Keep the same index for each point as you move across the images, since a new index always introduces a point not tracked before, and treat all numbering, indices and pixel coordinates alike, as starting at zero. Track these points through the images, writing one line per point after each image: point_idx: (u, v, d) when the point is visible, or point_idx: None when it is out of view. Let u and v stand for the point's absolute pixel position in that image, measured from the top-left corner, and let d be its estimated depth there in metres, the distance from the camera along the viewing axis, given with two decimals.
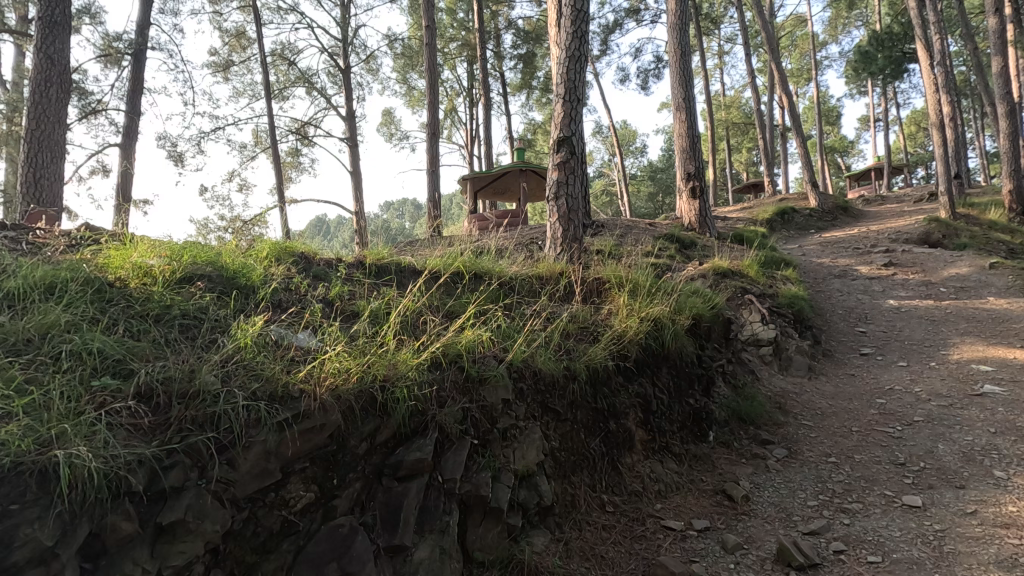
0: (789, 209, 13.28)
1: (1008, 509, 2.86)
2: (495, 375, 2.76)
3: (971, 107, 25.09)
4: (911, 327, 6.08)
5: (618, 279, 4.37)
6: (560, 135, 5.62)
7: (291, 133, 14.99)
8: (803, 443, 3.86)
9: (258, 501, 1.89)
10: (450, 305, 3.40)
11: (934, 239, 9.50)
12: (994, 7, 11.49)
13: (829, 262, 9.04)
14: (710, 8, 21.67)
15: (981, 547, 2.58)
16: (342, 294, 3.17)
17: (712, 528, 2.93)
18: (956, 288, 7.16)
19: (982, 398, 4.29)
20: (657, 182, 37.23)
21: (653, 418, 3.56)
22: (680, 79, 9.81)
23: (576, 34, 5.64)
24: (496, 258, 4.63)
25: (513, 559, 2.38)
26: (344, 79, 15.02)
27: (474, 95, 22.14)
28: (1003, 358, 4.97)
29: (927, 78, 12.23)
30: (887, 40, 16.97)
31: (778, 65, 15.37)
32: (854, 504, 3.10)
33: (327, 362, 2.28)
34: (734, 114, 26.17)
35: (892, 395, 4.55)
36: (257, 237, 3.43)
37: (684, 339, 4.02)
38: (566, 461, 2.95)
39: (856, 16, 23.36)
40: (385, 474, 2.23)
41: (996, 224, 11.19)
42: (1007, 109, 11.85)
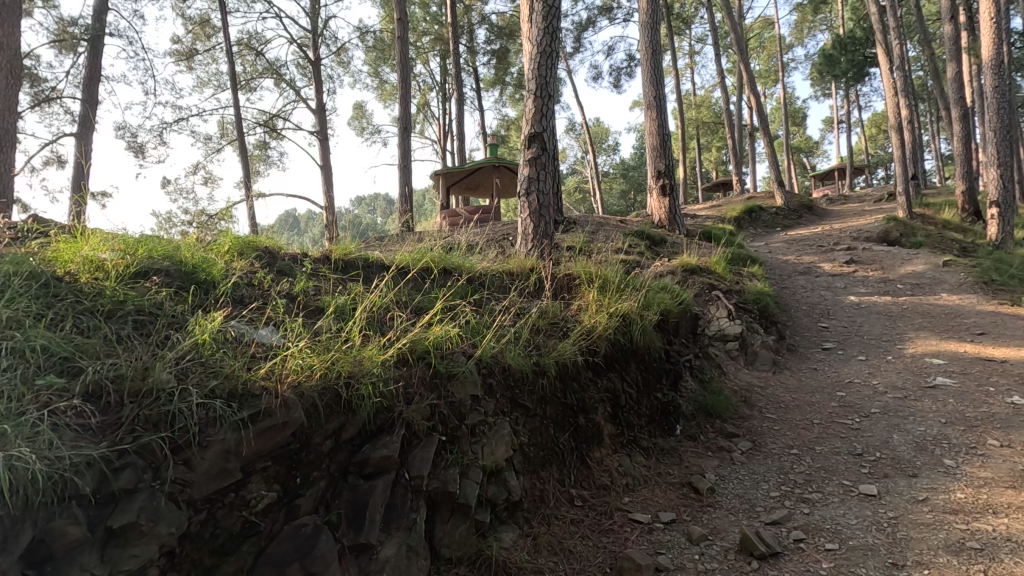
0: (757, 207, 13.57)
1: (957, 496, 2.99)
2: (463, 371, 2.74)
3: (928, 110, 26.01)
4: (869, 322, 6.29)
5: (588, 275, 4.40)
6: (532, 131, 5.62)
7: (259, 126, 14.60)
8: (767, 435, 3.96)
9: (216, 502, 1.84)
10: (418, 300, 3.36)
11: (892, 237, 9.84)
12: (951, 14, 11.89)
13: (793, 259, 9.27)
14: (681, 8, 21.92)
15: (932, 532, 2.69)
16: (307, 289, 3.11)
17: (678, 521, 2.97)
18: (911, 285, 7.44)
19: (934, 390, 4.47)
20: (629, 180, 37.63)
21: (620, 413, 3.60)
22: (651, 77, 9.91)
23: (548, 30, 5.65)
24: (467, 253, 4.61)
25: (481, 556, 2.37)
26: (314, 71, 14.71)
27: (447, 90, 21.94)
28: (954, 353, 5.19)
29: (886, 82, 12.62)
30: (849, 44, 17.48)
31: (748, 66, 15.56)
32: (814, 494, 3.20)
33: (290, 358, 2.23)
34: (703, 114, 26.65)
35: (852, 388, 4.70)
36: (222, 232, 3.33)
37: (652, 334, 4.06)
38: (535, 456, 2.95)
39: (821, 20, 23.98)
40: (351, 472, 2.20)
41: (949, 224, 11.67)
42: (961, 113, 12.27)
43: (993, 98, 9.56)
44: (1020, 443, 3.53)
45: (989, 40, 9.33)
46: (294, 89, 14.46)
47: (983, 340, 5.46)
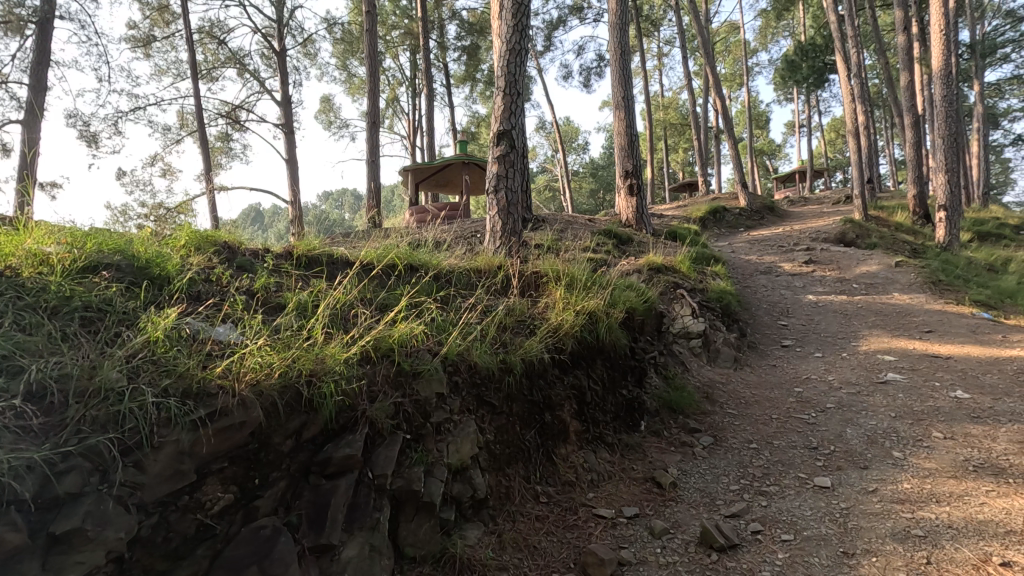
0: (721, 208, 13.88)
1: (904, 486, 3.13)
2: (428, 368, 2.73)
3: (883, 117, 27.03)
4: (826, 320, 6.53)
5: (555, 273, 4.42)
6: (500, 129, 5.62)
7: (221, 117, 14.16)
8: (727, 430, 4.06)
9: (170, 505, 1.78)
10: (382, 297, 3.32)
11: (848, 239, 10.21)
12: (905, 25, 12.38)
13: (756, 259, 9.53)
14: (650, 11, 22.24)
15: (880, 521, 2.81)
16: (268, 285, 3.03)
17: (641, 515, 3.03)
18: (865, 285, 7.73)
19: (885, 385, 4.67)
20: (599, 179, 38.03)
21: (586, 410, 3.63)
22: (620, 78, 10.00)
23: (517, 28, 5.64)
24: (434, 250, 4.58)
25: (445, 554, 2.35)
26: (279, 62, 14.33)
27: (417, 85, 21.70)
28: (903, 350, 5.43)
29: (844, 89, 13.06)
30: (810, 51, 18.05)
31: (714, 69, 15.86)
32: (771, 487, 3.29)
33: (247, 356, 2.17)
34: (670, 115, 27.14)
35: (808, 384, 4.87)
36: (180, 226, 3.23)
37: (618, 331, 4.11)
38: (501, 453, 2.95)
39: (784, 27, 24.64)
40: (312, 472, 2.16)
41: (901, 226, 12.18)
42: (913, 121, 12.79)
43: (942, 107, 9.98)
44: (963, 435, 3.72)
45: (939, 52, 9.79)
46: (258, 80, 14.04)
47: (930, 338, 5.72)
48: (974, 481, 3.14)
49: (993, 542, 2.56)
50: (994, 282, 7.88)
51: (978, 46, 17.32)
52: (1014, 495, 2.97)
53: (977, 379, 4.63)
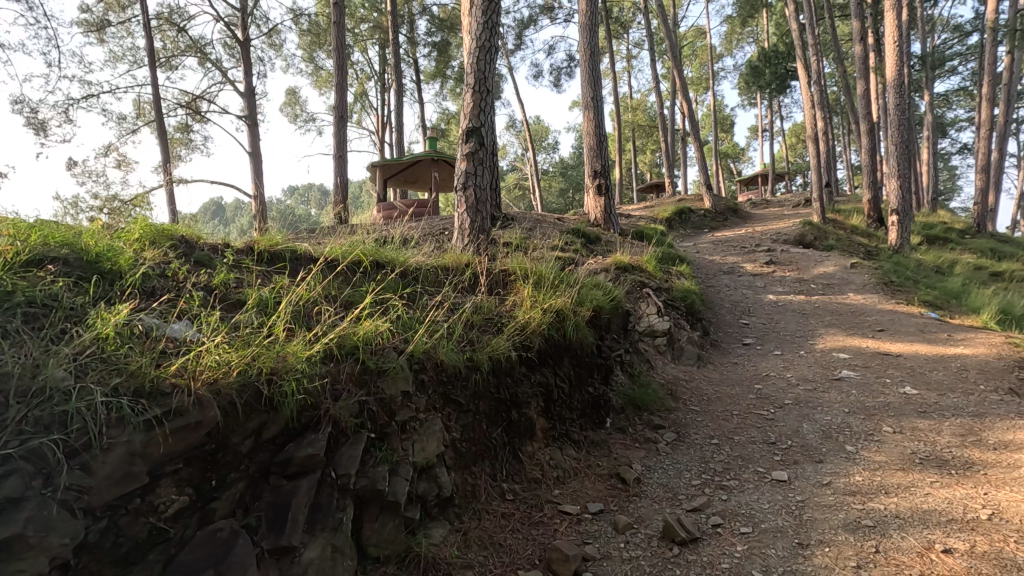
0: (687, 209, 14.15)
1: (856, 478, 3.26)
2: (394, 367, 2.69)
3: (841, 123, 28.01)
4: (785, 319, 6.74)
5: (523, 271, 4.44)
6: (469, 126, 5.59)
7: (180, 107, 13.65)
8: (690, 426, 4.14)
9: (119, 509, 1.71)
10: (347, 294, 3.26)
11: (807, 240, 10.56)
12: (862, 36, 12.84)
13: (719, 260, 9.75)
14: (619, 13, 22.48)
15: (833, 513, 2.91)
16: (227, 281, 2.94)
17: (606, 511, 3.07)
18: (822, 285, 8.01)
19: (840, 381, 4.85)
20: (568, 178, 38.30)
21: (553, 407, 3.65)
22: (589, 78, 10.07)
23: (487, 25, 5.62)
24: (401, 247, 4.53)
25: (410, 553, 2.33)
26: (242, 52, 13.92)
27: (386, 80, 21.40)
28: (857, 348, 5.65)
29: (804, 95, 13.49)
30: (773, 57, 18.55)
31: (681, 72, 16.12)
32: (731, 482, 3.38)
33: (203, 354, 2.11)
34: (639, 117, 27.50)
35: (768, 380, 5.02)
36: (133, 219, 3.10)
37: (585, 329, 4.14)
38: (467, 452, 2.94)
39: (749, 33, 25.24)
40: (272, 473, 2.11)
41: (856, 229, 12.65)
42: (868, 128, 13.30)
43: (895, 115, 10.40)
44: (910, 429, 3.90)
45: (893, 62, 10.19)
46: (220, 69, 13.59)
47: (882, 336, 5.97)
48: (920, 472, 3.29)
49: (936, 530, 2.69)
50: (941, 284, 8.27)
51: (929, 58, 18.13)
52: (955, 485, 3.13)
53: (923, 375, 4.86)
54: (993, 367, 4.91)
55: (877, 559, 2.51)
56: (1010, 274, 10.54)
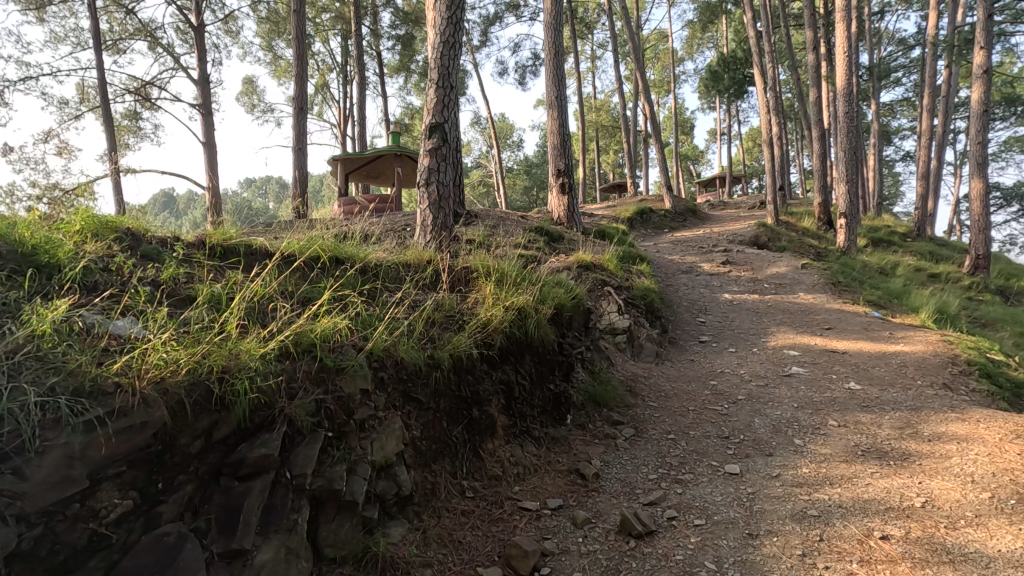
0: (648, 209, 14.42)
1: (803, 471, 3.40)
2: (352, 365, 2.65)
3: (795, 129, 29.06)
4: (739, 317, 6.96)
5: (485, 268, 4.42)
6: (433, 121, 5.54)
7: (129, 93, 13.00)
8: (648, 422, 4.23)
9: (56, 515, 1.62)
10: (304, 290, 3.19)
11: (761, 241, 10.93)
12: (815, 45, 13.38)
13: (678, 259, 9.98)
14: (584, 13, 22.67)
15: (781, 504, 3.03)
16: (176, 276, 2.83)
17: (564, 506, 3.10)
18: (775, 285, 8.30)
19: (789, 377, 5.05)
20: (533, 176, 38.42)
21: (513, 405, 3.67)
22: (554, 77, 10.13)
23: (451, 20, 5.59)
24: (362, 243, 4.45)
25: (367, 553, 2.30)
26: (196, 38, 13.38)
27: (348, 72, 20.97)
28: (806, 345, 5.89)
29: (760, 101, 13.93)
30: (731, 63, 19.10)
31: (643, 73, 16.37)
32: (686, 475, 3.47)
33: (150, 352, 2.03)
34: (602, 117, 27.84)
35: (722, 377, 5.18)
36: (75, 209, 2.95)
37: (547, 327, 4.17)
38: (427, 449, 2.93)
39: (709, 38, 25.89)
40: (223, 474, 2.05)
41: (807, 231, 13.17)
42: (819, 134, 13.86)
43: (844, 123, 10.85)
44: (853, 423, 4.10)
45: (843, 71, 10.62)
46: (172, 55, 13.02)
47: (829, 334, 6.24)
48: (862, 464, 3.47)
49: (875, 519, 2.84)
50: (884, 284, 8.70)
51: (875, 69, 19.01)
52: (893, 475, 3.30)
53: (867, 372, 5.10)
54: (930, 363, 5.20)
55: (821, 547, 2.63)
56: (946, 275, 11.18)
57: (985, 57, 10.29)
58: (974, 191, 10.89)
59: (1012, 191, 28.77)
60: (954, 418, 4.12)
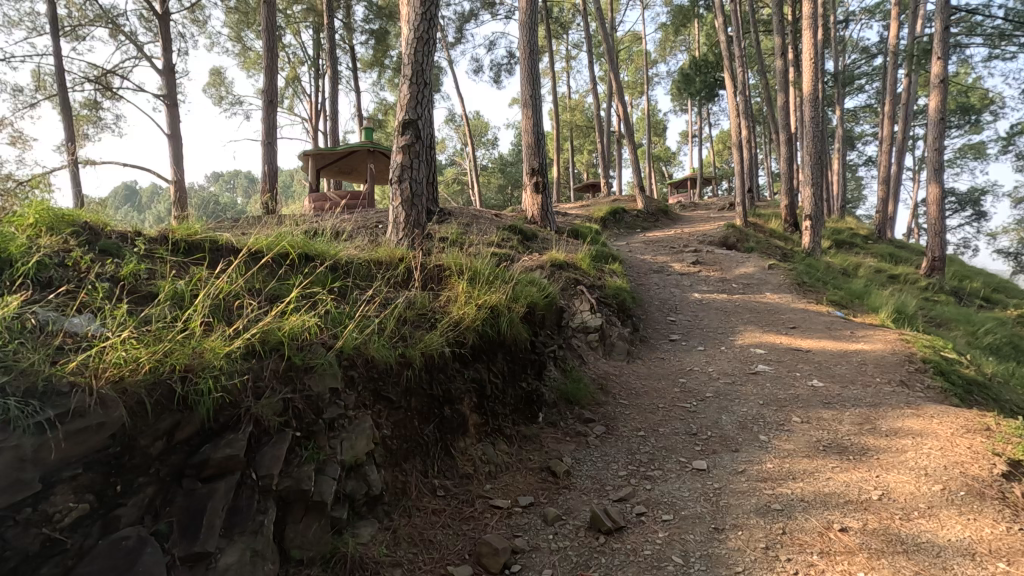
0: (621, 209, 14.58)
1: (767, 466, 3.50)
2: (321, 363, 2.62)
3: (764, 133, 29.75)
4: (709, 316, 7.11)
5: (458, 267, 4.41)
6: (406, 118, 5.49)
7: (88, 81, 12.52)
8: (618, 419, 4.29)
9: (7, 519, 1.56)
10: (272, 288, 3.12)
11: (730, 242, 11.17)
12: (783, 51, 13.71)
13: (650, 259, 10.12)
14: (559, 13, 22.76)
15: (746, 498, 3.11)
16: (138, 272, 2.74)
17: (535, 504, 3.12)
18: (743, 285, 8.50)
19: (756, 375, 5.18)
20: (507, 175, 38.43)
21: (485, 403, 3.66)
22: (529, 76, 10.14)
23: (425, 16, 5.55)
24: (332, 240, 4.38)
25: (336, 554, 2.27)
26: (160, 26, 12.96)
27: (320, 65, 20.60)
28: (772, 343, 6.05)
29: (731, 104, 14.21)
30: (703, 66, 19.44)
31: (617, 74, 16.51)
32: (655, 472, 3.53)
33: (108, 351, 1.96)
34: (576, 117, 28.03)
35: (691, 374, 5.28)
36: (28, 201, 2.83)
37: (519, 326, 4.18)
38: (397, 448, 2.90)
39: (681, 42, 26.30)
40: (185, 475, 2.00)
41: (774, 233, 13.52)
42: (786, 138, 14.21)
43: (810, 127, 11.16)
44: (816, 419, 4.22)
45: (810, 77, 10.92)
46: (135, 43, 12.58)
47: (794, 333, 6.41)
48: (823, 458, 3.58)
49: (835, 511, 2.93)
50: (846, 285, 8.99)
51: (840, 76, 19.62)
52: (852, 469, 3.42)
53: (829, 369, 5.27)
54: (888, 361, 5.40)
55: (783, 540, 2.70)
56: (905, 276, 11.62)
57: (942, 67, 10.71)
58: (931, 196, 11.33)
59: (966, 196, 30.11)
60: (910, 413, 4.28)
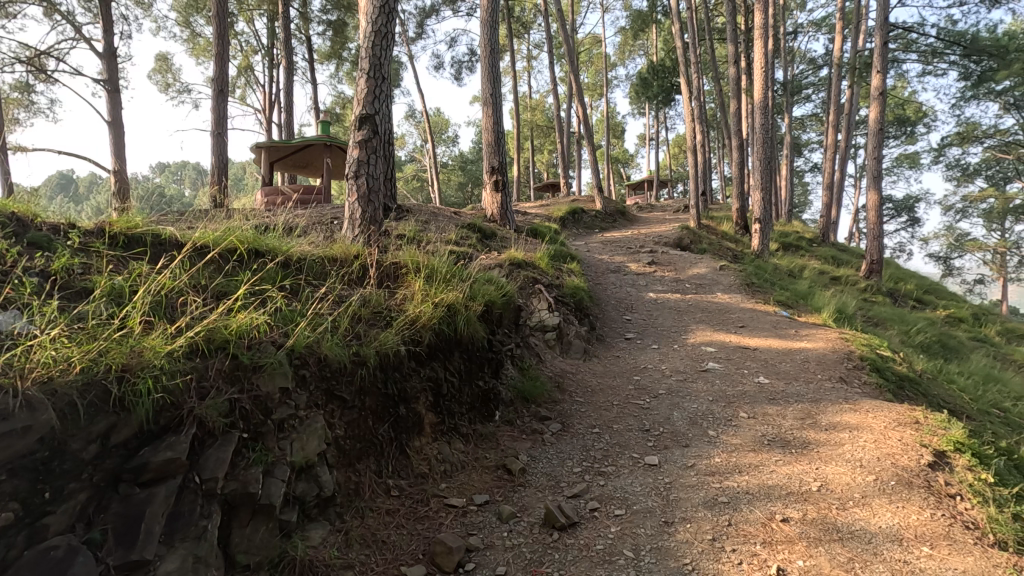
0: (580, 209, 14.75)
1: (715, 460, 3.61)
2: (271, 362, 2.54)
3: (719, 138, 30.70)
4: (663, 315, 7.29)
5: (415, 264, 4.36)
6: (363, 112, 5.40)
7: (20, 63, 11.70)
8: (574, 417, 4.34)
9: None
10: (219, 284, 3.01)
11: (684, 243, 11.49)
12: (736, 59, 14.15)
13: (608, 259, 10.29)
14: (521, 12, 22.79)
15: (695, 492, 3.21)
16: (71, 267, 2.59)
17: (491, 502, 3.13)
18: (695, 285, 8.75)
19: (706, 372, 5.35)
20: (468, 172, 38.28)
21: (441, 402, 3.64)
22: (489, 74, 10.12)
23: (384, 9, 5.46)
24: (285, 235, 4.26)
25: (284, 557, 2.21)
26: (100, 9, 12.24)
27: (274, 55, 19.94)
28: (722, 342, 6.26)
29: (686, 109, 14.59)
30: (660, 71, 19.88)
31: (577, 74, 16.65)
32: (609, 468, 3.59)
33: (37, 348, 1.86)
34: (537, 116, 28.19)
35: (645, 372, 5.41)
36: None
37: (476, 324, 4.17)
38: (350, 448, 2.85)
39: (639, 46, 26.82)
40: (122, 480, 1.90)
41: (726, 235, 13.98)
42: (739, 143, 14.69)
43: (760, 134, 11.57)
44: (762, 414, 4.40)
45: (760, 86, 11.32)
46: (71, 24, 11.81)
47: (742, 332, 6.65)
48: (768, 453, 3.72)
49: (777, 503, 3.07)
50: (791, 286, 9.39)
51: (788, 85, 20.44)
52: (794, 462, 3.58)
53: (774, 367, 5.49)
54: (829, 359, 5.67)
55: (729, 531, 2.81)
56: (846, 278, 12.22)
57: (882, 81, 11.28)
58: (871, 202, 11.95)
59: (902, 203, 31.89)
60: (848, 408, 4.51)
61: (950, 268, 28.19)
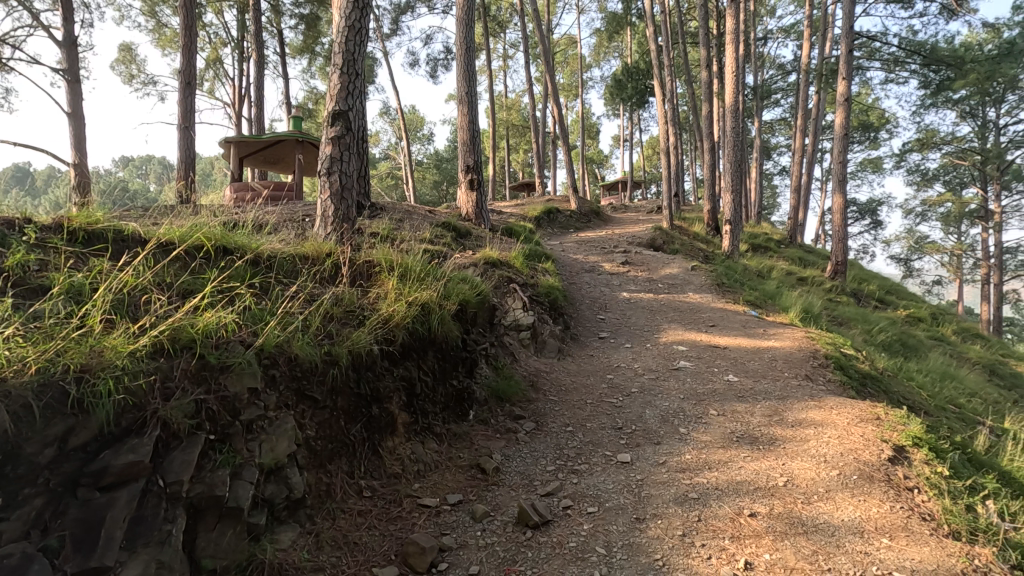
0: (555, 209, 14.80)
1: (685, 457, 3.67)
2: (239, 361, 2.49)
3: (691, 140, 31.19)
4: (636, 315, 7.37)
5: (389, 263, 4.32)
6: (336, 108, 5.31)
7: None
8: (548, 416, 4.36)
9: None
10: (185, 282, 2.93)
11: (657, 244, 11.65)
12: (708, 62, 14.38)
13: (582, 258, 10.35)
14: (496, 12, 22.77)
15: (666, 489, 3.26)
16: (27, 263, 2.49)
17: (464, 501, 3.12)
18: (668, 285, 8.87)
19: (677, 371, 5.43)
20: (443, 171, 38.07)
21: (415, 402, 3.61)
22: (464, 72, 10.06)
23: (357, 4, 5.38)
24: (254, 233, 4.17)
25: (252, 561, 2.16)
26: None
27: (245, 49, 19.47)
28: (693, 340, 6.37)
29: (660, 111, 14.77)
30: (635, 73, 20.09)
31: (552, 74, 16.69)
32: (582, 466, 3.62)
33: None
34: (512, 116, 28.19)
35: (618, 371, 5.46)
36: None
37: (450, 324, 4.15)
38: (321, 449, 2.81)
39: (614, 48, 27.07)
40: (80, 485, 1.83)
41: (698, 236, 14.21)
42: (711, 146, 14.95)
43: (731, 137, 11.79)
44: (731, 412, 4.49)
45: (731, 89, 11.53)
46: (29, 10, 11.32)
47: (713, 331, 6.77)
48: (736, 449, 3.80)
49: (745, 498, 3.14)
50: (760, 286, 9.60)
51: (758, 90, 20.88)
52: (762, 458, 3.66)
53: (743, 365, 5.61)
54: (795, 357, 5.81)
55: (698, 527, 2.86)
56: (812, 279, 12.54)
57: (847, 87, 11.60)
58: (836, 205, 12.28)
59: (865, 206, 32.88)
60: (813, 405, 4.64)
61: (910, 269, 29.19)
